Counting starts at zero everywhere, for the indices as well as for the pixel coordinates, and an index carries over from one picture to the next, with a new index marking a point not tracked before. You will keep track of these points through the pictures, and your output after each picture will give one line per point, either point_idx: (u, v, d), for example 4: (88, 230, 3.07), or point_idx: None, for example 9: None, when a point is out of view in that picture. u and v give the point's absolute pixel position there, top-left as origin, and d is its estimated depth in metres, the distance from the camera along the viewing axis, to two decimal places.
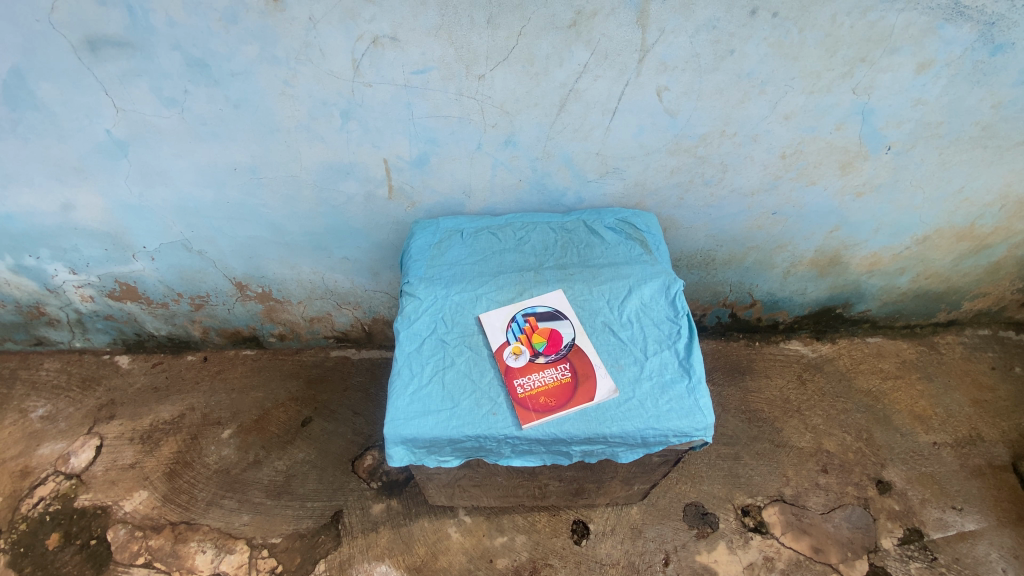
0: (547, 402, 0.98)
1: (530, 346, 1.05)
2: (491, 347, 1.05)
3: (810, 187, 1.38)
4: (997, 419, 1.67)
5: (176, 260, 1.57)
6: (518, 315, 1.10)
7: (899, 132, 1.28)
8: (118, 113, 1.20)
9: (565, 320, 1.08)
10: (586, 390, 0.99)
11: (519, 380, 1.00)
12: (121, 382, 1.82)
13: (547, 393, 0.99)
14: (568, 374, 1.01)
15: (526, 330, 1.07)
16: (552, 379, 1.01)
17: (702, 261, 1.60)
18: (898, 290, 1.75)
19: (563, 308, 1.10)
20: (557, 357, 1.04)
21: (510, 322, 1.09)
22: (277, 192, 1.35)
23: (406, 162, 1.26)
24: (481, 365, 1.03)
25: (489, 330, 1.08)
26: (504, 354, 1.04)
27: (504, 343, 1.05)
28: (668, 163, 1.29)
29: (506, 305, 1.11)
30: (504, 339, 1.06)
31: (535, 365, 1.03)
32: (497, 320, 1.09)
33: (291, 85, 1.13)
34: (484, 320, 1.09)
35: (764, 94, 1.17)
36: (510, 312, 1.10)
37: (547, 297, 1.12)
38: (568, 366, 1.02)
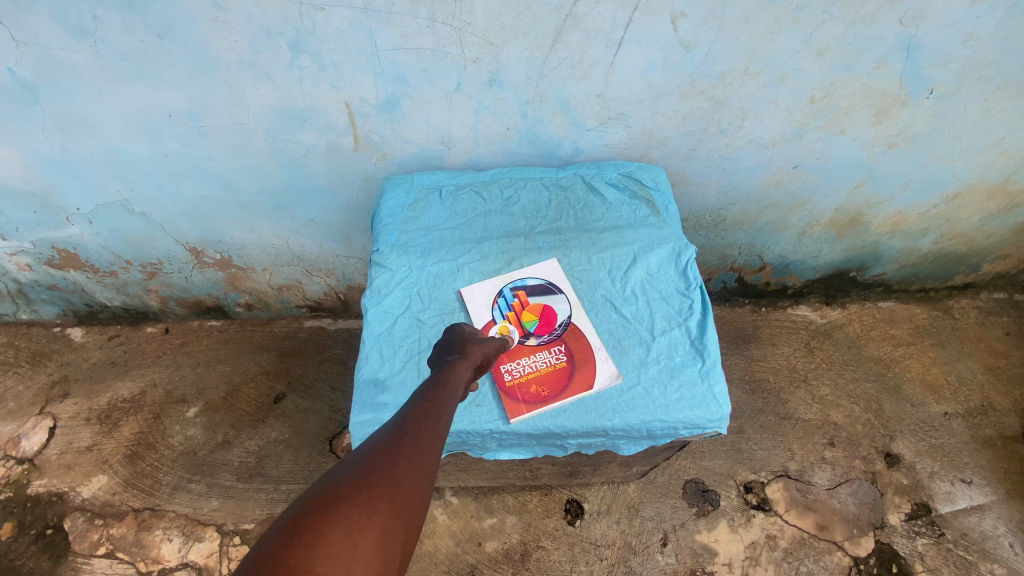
0: (541, 392, 0.85)
1: (521, 325, 0.91)
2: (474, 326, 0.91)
3: (838, 137, 1.21)
4: (1010, 387, 1.57)
5: (117, 223, 1.38)
6: (506, 288, 0.95)
7: (944, 73, 1.10)
8: (17, 47, 0.98)
9: (560, 296, 0.94)
10: (584, 377, 0.86)
11: (507, 366, 0.87)
12: (75, 357, 1.67)
13: (540, 381, 0.86)
14: (563, 359, 0.88)
15: (516, 306, 0.93)
16: (545, 365, 0.88)
17: (711, 222, 1.45)
18: (919, 252, 1.61)
19: (557, 281, 0.95)
20: (551, 339, 0.90)
21: (497, 296, 0.94)
22: (223, 143, 1.15)
23: (373, 106, 1.07)
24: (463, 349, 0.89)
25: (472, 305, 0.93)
26: (489, 335, 0.90)
27: (490, 322, 0.91)
28: (680, 108, 1.11)
29: (490, 276, 0.97)
30: (490, 317, 0.92)
31: (525, 349, 0.89)
32: (481, 295, 0.94)
33: (223, 8, 0.91)
34: (466, 295, 0.94)
35: (796, 24, 0.98)
36: (496, 284, 0.96)
37: (539, 268, 0.97)
38: (563, 349, 0.89)
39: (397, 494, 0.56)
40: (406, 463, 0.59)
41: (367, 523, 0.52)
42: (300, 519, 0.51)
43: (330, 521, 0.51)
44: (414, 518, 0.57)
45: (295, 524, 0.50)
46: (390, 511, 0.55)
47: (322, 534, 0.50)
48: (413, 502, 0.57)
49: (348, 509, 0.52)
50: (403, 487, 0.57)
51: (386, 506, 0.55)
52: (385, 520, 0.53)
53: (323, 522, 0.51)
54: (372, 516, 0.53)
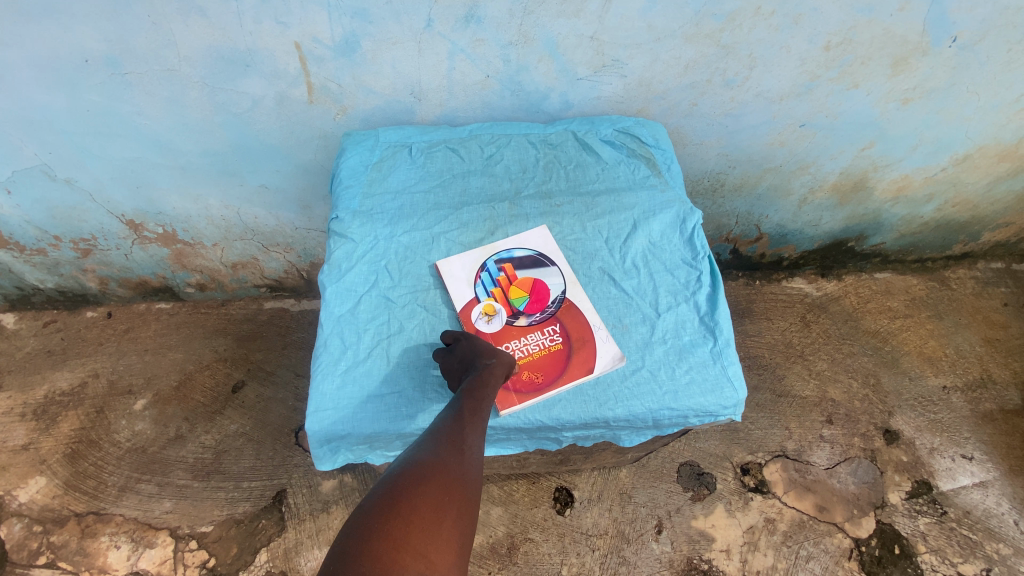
0: (536, 379, 0.74)
1: (508, 303, 0.79)
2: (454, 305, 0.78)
3: (851, 92, 1.10)
4: (1008, 359, 1.53)
5: (39, 193, 1.20)
6: (489, 262, 0.82)
7: (971, 18, 1.00)
8: None
9: (552, 268, 0.82)
10: (583, 360, 0.75)
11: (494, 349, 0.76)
12: (7, 346, 1.49)
13: (532, 366, 0.75)
14: (559, 341, 0.77)
15: (503, 280, 0.80)
16: (538, 348, 0.76)
17: (709, 188, 1.33)
18: (920, 220, 1.54)
19: (549, 252, 0.83)
20: (543, 318, 0.78)
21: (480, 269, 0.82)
22: (154, 95, 0.98)
23: (329, 48, 0.91)
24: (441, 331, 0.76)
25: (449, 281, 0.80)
26: (472, 315, 0.77)
27: (472, 301, 0.78)
28: (683, 54, 0.98)
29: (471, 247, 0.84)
30: (472, 295, 0.79)
31: (515, 330, 0.77)
32: (461, 269, 0.81)
33: None
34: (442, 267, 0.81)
35: None
36: (478, 256, 0.83)
37: (528, 237, 0.85)
38: (558, 329, 0.77)
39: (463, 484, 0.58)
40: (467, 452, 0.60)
41: (446, 506, 0.55)
42: (387, 503, 0.53)
43: (414, 506, 0.53)
44: (479, 499, 0.59)
45: (387, 504, 0.53)
46: (463, 495, 0.57)
47: (411, 514, 0.52)
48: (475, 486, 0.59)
49: (430, 491, 0.55)
50: (469, 472, 0.59)
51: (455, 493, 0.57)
52: (460, 503, 0.56)
53: (411, 506, 0.53)
54: (450, 499, 0.56)
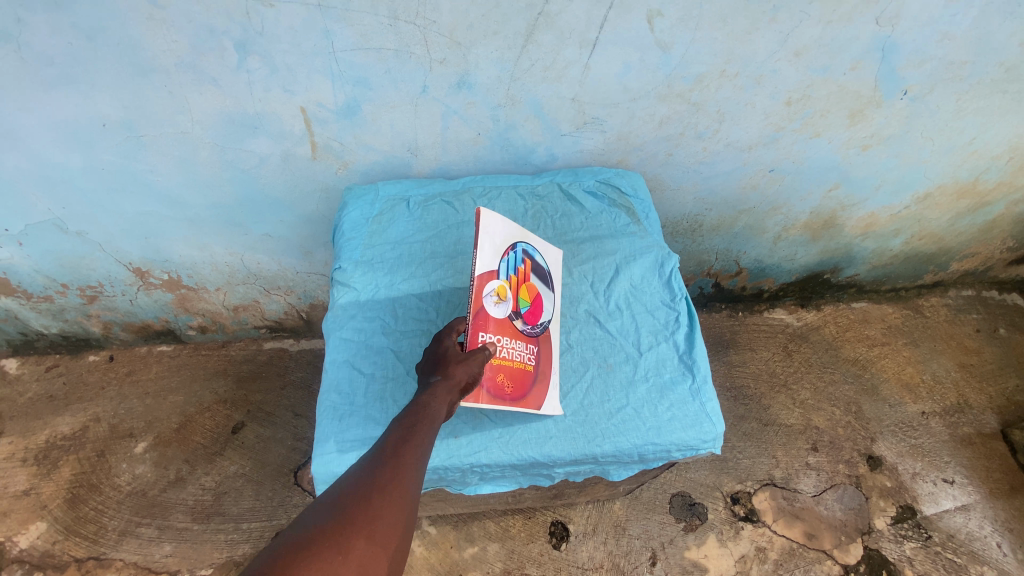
0: (506, 391, 0.74)
1: (516, 298, 0.78)
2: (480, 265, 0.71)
3: (814, 140, 1.20)
4: (983, 384, 1.60)
5: (51, 244, 1.26)
6: (517, 246, 0.79)
7: (918, 74, 1.10)
8: None
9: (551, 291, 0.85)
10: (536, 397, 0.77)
11: (486, 334, 0.73)
12: (9, 392, 1.52)
13: (509, 377, 0.75)
14: (531, 363, 0.78)
15: (521, 273, 0.79)
16: (517, 359, 0.76)
17: (689, 228, 1.41)
18: (890, 252, 1.62)
19: (555, 275, 0.87)
20: (531, 333, 0.80)
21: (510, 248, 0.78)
22: (166, 154, 1.05)
23: (332, 112, 0.99)
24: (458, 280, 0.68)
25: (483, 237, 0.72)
26: (488, 289, 0.73)
27: (494, 276, 0.74)
28: (657, 111, 1.07)
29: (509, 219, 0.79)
30: (495, 268, 0.74)
31: (511, 328, 0.76)
32: (497, 234, 0.75)
33: (159, 4, 0.82)
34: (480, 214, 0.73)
35: (774, 24, 0.95)
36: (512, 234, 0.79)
37: (548, 250, 0.87)
38: (535, 351, 0.79)
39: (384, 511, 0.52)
40: (394, 477, 0.55)
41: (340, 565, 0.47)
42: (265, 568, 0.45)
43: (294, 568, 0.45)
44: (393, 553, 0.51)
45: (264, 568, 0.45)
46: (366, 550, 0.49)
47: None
48: (401, 517, 0.53)
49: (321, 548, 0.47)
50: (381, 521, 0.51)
51: (362, 535, 0.49)
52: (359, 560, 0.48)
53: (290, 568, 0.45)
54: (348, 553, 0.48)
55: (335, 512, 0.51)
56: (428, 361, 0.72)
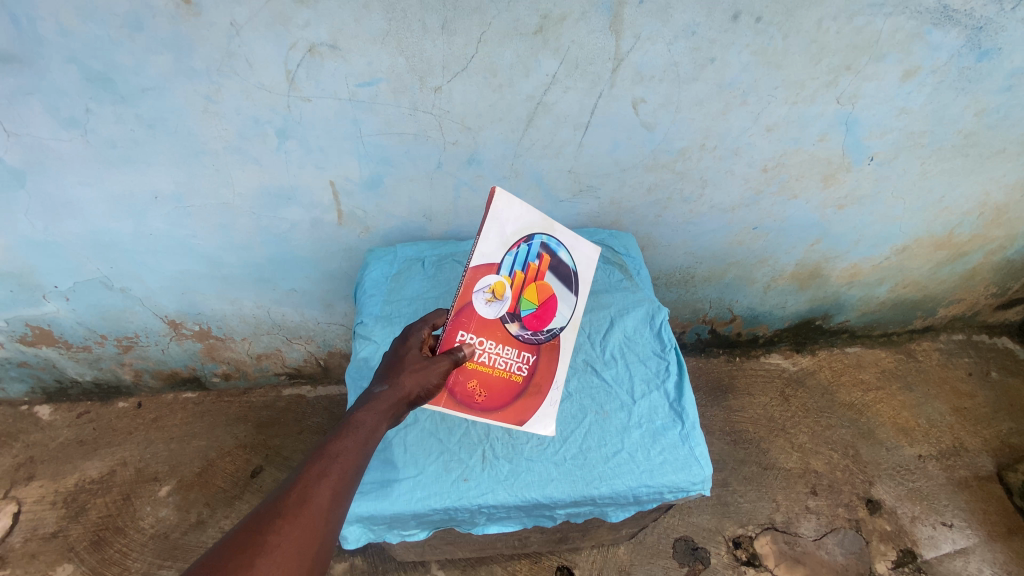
0: (477, 399, 0.84)
1: (518, 297, 0.84)
2: (482, 260, 0.79)
3: (792, 201, 1.31)
4: (978, 427, 1.64)
5: (96, 299, 1.38)
6: (536, 242, 0.83)
7: (882, 143, 1.21)
8: (8, 138, 1.01)
9: (571, 293, 0.87)
10: (517, 411, 0.86)
11: (465, 333, 0.82)
12: (43, 437, 1.61)
13: (484, 385, 0.84)
14: (523, 374, 0.86)
15: (533, 269, 0.84)
16: (502, 367, 0.85)
17: (682, 279, 1.51)
18: (878, 300, 1.71)
19: (581, 277, 0.88)
20: (530, 339, 0.86)
21: (525, 243, 0.82)
22: (208, 221, 1.18)
23: (357, 185, 1.12)
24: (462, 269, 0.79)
25: (492, 231, 0.79)
26: (481, 284, 0.80)
27: (493, 271, 0.81)
28: (645, 180, 1.19)
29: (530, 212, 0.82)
30: (497, 262, 0.81)
31: (501, 331, 0.84)
32: (510, 228, 0.80)
33: (215, 101, 0.96)
34: (493, 201, 0.78)
35: (745, 106, 1.07)
36: (530, 228, 0.83)
37: (580, 247, 0.88)
38: (530, 362, 0.87)
39: (304, 525, 0.57)
40: (319, 487, 0.60)
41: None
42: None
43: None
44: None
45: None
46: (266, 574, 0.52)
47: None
48: (319, 527, 0.58)
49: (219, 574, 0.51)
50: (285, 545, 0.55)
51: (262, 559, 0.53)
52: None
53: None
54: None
55: (255, 519, 0.56)
56: (386, 366, 0.77)
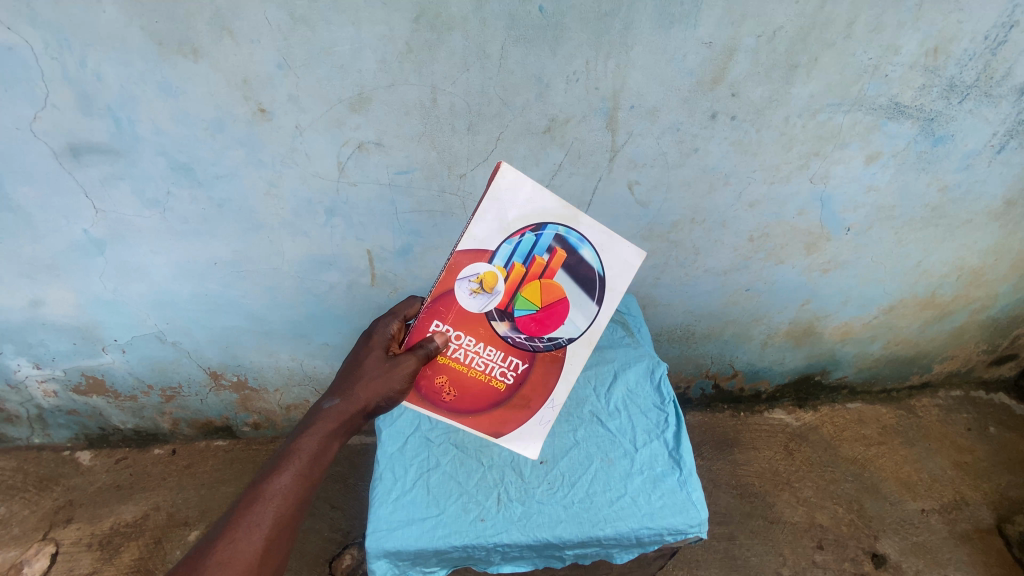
0: (444, 396, 0.87)
1: (512, 293, 0.84)
2: (474, 244, 0.82)
3: (779, 266, 1.44)
4: (978, 481, 1.68)
5: (148, 352, 1.52)
6: (545, 234, 0.82)
7: (856, 216, 1.36)
8: (97, 214, 1.19)
9: (586, 299, 0.84)
10: (492, 422, 0.88)
11: (440, 324, 0.86)
12: (82, 481, 1.71)
13: (454, 384, 0.87)
14: (506, 382, 0.88)
15: (536, 266, 0.83)
16: (481, 369, 0.87)
17: (683, 336, 1.62)
18: (873, 356, 1.79)
19: (610, 283, 0.83)
20: (523, 344, 0.86)
21: (532, 234, 0.82)
22: (257, 284, 1.34)
23: (390, 253, 1.28)
24: (452, 251, 0.83)
25: (489, 213, 0.81)
26: (470, 271, 0.83)
27: (485, 259, 0.83)
28: (643, 248, 1.34)
29: (545, 201, 0.81)
30: (493, 250, 0.83)
31: (485, 328, 0.85)
32: (511, 215, 0.81)
33: (276, 185, 1.14)
34: (496, 178, 0.79)
35: (728, 186, 1.23)
36: (543, 218, 0.81)
37: (612, 248, 0.82)
38: (517, 370, 0.88)
39: (248, 551, 0.73)
40: (262, 508, 0.75)
41: None
42: None
43: None
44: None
45: None
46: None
47: None
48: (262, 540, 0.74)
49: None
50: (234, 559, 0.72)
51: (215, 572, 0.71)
52: None
53: None
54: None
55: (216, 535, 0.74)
56: (346, 370, 0.87)
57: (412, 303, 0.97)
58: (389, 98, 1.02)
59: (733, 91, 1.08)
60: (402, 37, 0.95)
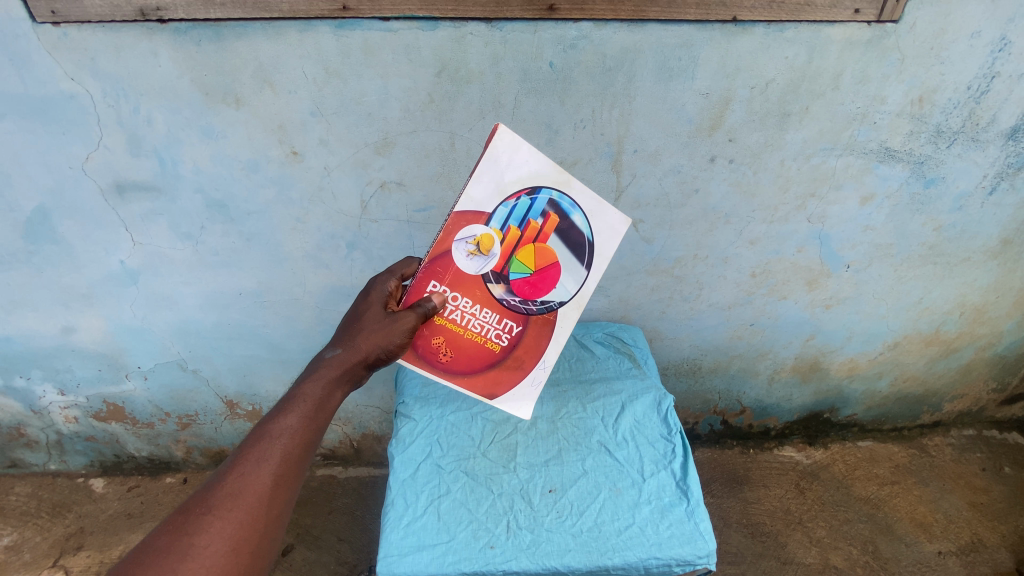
0: (440, 357, 0.90)
1: (507, 257, 0.87)
2: (471, 206, 0.84)
3: (782, 301, 1.48)
4: (996, 523, 1.64)
5: (169, 380, 1.57)
6: (539, 198, 0.84)
7: (854, 253, 1.40)
8: (134, 247, 1.28)
9: (577, 264, 0.88)
10: (488, 383, 0.93)
11: (437, 284, 0.88)
12: (94, 509, 1.73)
13: (451, 345, 0.90)
14: (501, 344, 0.91)
15: (531, 229, 0.86)
16: (477, 331, 0.91)
17: (690, 370, 1.65)
18: (881, 393, 1.79)
19: (597, 248, 0.87)
20: (518, 307, 0.90)
21: (527, 198, 0.84)
22: (278, 313, 1.40)
23: None
24: (450, 212, 0.85)
25: (485, 174, 0.83)
26: (467, 233, 0.86)
27: (482, 222, 0.85)
28: (648, 282, 1.39)
29: (541, 164, 0.83)
30: (490, 212, 0.85)
31: (481, 291, 0.88)
32: (507, 178, 0.83)
33: (302, 221, 1.22)
34: (493, 139, 0.81)
35: (729, 224, 1.29)
36: (539, 181, 0.83)
37: (600, 213, 0.85)
38: (512, 332, 0.91)
39: (253, 491, 0.65)
40: (266, 448, 0.68)
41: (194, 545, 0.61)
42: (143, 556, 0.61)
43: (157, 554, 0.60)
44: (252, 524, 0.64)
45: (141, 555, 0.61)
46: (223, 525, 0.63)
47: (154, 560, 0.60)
48: (269, 480, 0.66)
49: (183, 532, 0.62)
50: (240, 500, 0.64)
51: (218, 516, 0.63)
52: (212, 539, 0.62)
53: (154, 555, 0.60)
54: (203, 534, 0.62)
55: (214, 483, 0.66)
56: (345, 325, 0.84)
57: (410, 262, 0.94)
58: (410, 143, 1.11)
59: (730, 136, 1.15)
60: (424, 89, 1.05)
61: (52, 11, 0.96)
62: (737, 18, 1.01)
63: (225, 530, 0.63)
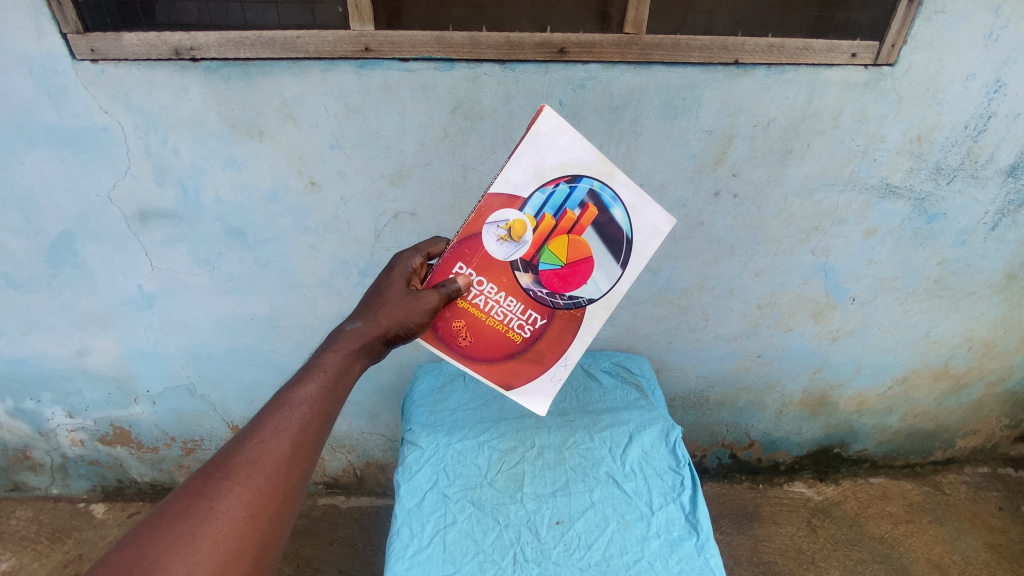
0: (460, 341, 0.87)
1: (539, 246, 0.84)
2: (506, 189, 0.82)
3: (788, 333, 1.49)
4: (1015, 565, 1.59)
5: (176, 404, 1.58)
6: (579, 187, 0.82)
7: (859, 286, 1.42)
8: (152, 271, 1.31)
9: (613, 262, 0.85)
10: (506, 373, 0.90)
11: (464, 266, 0.85)
12: (94, 535, 1.71)
13: (471, 330, 0.87)
14: (523, 335, 0.88)
15: (567, 220, 0.83)
16: (500, 319, 0.87)
17: (697, 401, 1.64)
18: (891, 429, 1.77)
19: (636, 249, 0.84)
20: (545, 300, 0.87)
21: (567, 185, 0.82)
22: (289, 339, 1.42)
23: None
24: (485, 193, 0.83)
25: (524, 159, 0.81)
26: (500, 217, 0.83)
27: (516, 207, 0.83)
28: (655, 312, 1.40)
29: (584, 153, 0.80)
30: (525, 198, 0.82)
31: (508, 278, 0.86)
32: (547, 164, 0.81)
33: (317, 248, 1.26)
34: (537, 121, 0.79)
35: (734, 257, 1.32)
36: (580, 170, 0.81)
37: (643, 210, 0.82)
38: (536, 325, 0.88)
39: (275, 458, 0.58)
40: (288, 414, 0.62)
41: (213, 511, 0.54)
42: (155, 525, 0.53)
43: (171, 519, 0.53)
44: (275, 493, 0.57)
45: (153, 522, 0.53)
46: (243, 492, 0.55)
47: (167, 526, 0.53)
48: (292, 447, 0.60)
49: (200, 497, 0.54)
50: (261, 467, 0.57)
51: (238, 483, 0.56)
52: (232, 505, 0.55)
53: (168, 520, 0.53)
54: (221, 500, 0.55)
55: (231, 449, 0.59)
56: (364, 302, 0.80)
57: (437, 242, 0.93)
58: (424, 175, 1.16)
59: (733, 172, 1.19)
60: (440, 124, 1.10)
61: (91, 49, 1.02)
62: (737, 61, 1.06)
63: (246, 496, 0.55)
